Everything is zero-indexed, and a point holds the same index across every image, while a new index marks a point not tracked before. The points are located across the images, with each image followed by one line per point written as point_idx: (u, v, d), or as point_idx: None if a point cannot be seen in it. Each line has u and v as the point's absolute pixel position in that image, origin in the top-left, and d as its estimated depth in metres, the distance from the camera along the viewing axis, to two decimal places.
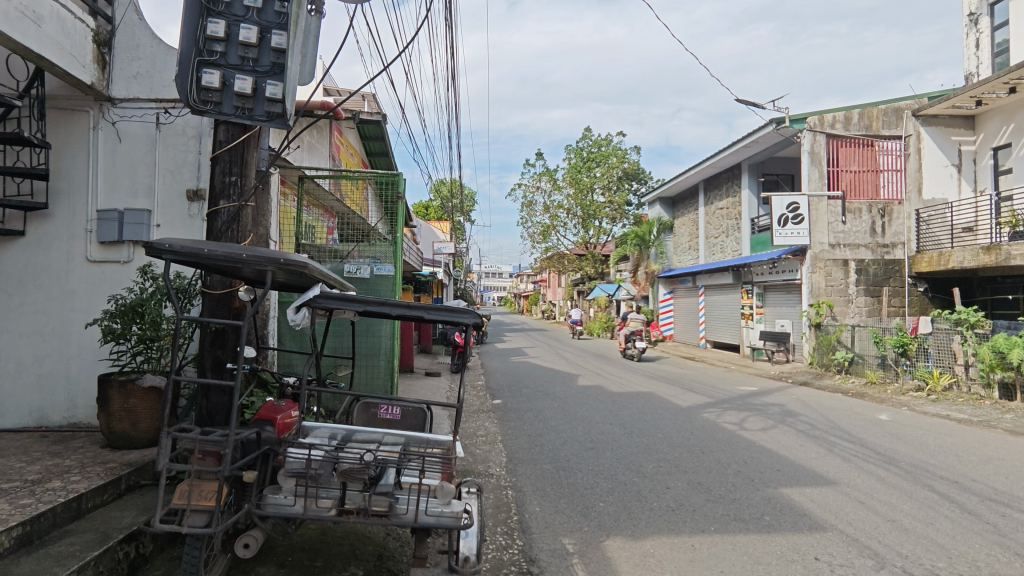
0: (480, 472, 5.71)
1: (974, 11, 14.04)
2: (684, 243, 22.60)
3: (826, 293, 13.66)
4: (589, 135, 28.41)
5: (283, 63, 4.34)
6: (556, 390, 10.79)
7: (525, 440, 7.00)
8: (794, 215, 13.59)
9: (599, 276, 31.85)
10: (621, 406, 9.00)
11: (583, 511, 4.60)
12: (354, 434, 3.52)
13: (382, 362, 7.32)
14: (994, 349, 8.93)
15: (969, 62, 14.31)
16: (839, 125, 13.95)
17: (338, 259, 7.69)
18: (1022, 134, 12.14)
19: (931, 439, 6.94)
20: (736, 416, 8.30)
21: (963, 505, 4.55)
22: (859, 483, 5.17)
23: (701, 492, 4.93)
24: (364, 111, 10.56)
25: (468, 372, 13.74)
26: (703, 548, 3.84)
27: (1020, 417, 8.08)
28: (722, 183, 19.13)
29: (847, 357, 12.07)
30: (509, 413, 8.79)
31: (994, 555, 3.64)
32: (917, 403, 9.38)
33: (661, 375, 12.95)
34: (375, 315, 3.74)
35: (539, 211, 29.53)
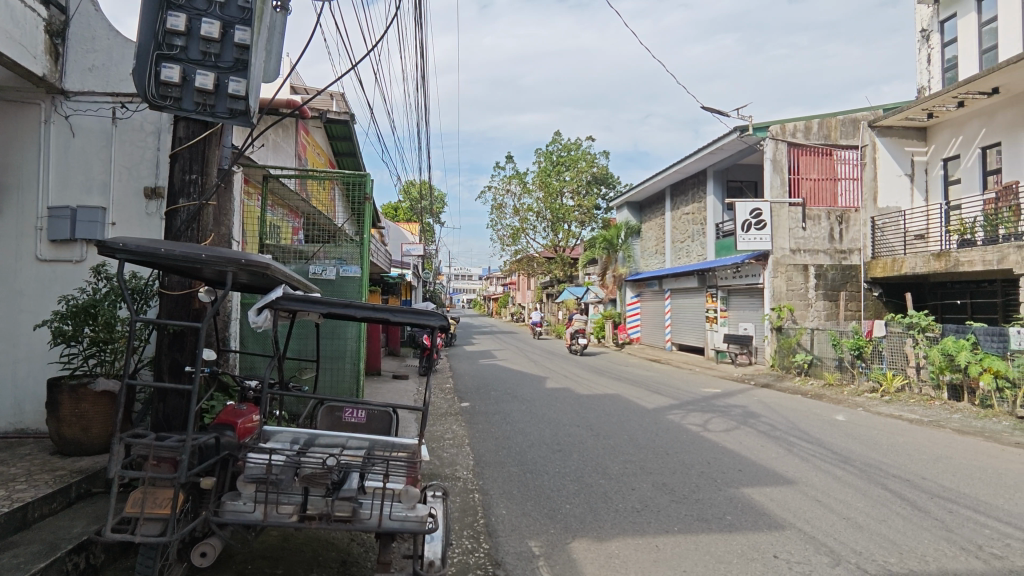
0: (447, 475, 5.69)
1: (926, 27, 14.64)
2: (651, 247, 22.93)
3: (786, 297, 14.07)
4: (559, 139, 28.59)
5: (247, 60, 4.25)
6: (524, 392, 10.81)
7: (492, 443, 7.01)
8: (757, 220, 13.98)
9: (568, 279, 32.06)
10: (588, 409, 9.07)
11: (548, 513, 4.62)
12: (317, 438, 3.47)
13: (348, 364, 7.21)
14: (944, 351, 9.29)
15: (921, 76, 14.92)
16: (800, 134, 14.36)
17: (303, 259, 7.54)
18: (970, 145, 12.73)
19: (885, 438, 7.20)
20: (700, 417, 8.46)
21: (913, 502, 4.72)
22: (817, 481, 5.33)
23: (665, 493, 5.01)
24: (332, 110, 10.41)
25: (437, 374, 13.67)
26: (667, 548, 3.90)
27: (966, 417, 8.44)
28: (688, 188, 19.50)
29: (806, 359, 12.43)
30: (477, 415, 8.77)
31: (941, 550, 3.80)
32: (872, 404, 9.72)
33: (628, 377, 13.10)
34: (340, 316, 3.68)
35: (509, 214, 29.56)
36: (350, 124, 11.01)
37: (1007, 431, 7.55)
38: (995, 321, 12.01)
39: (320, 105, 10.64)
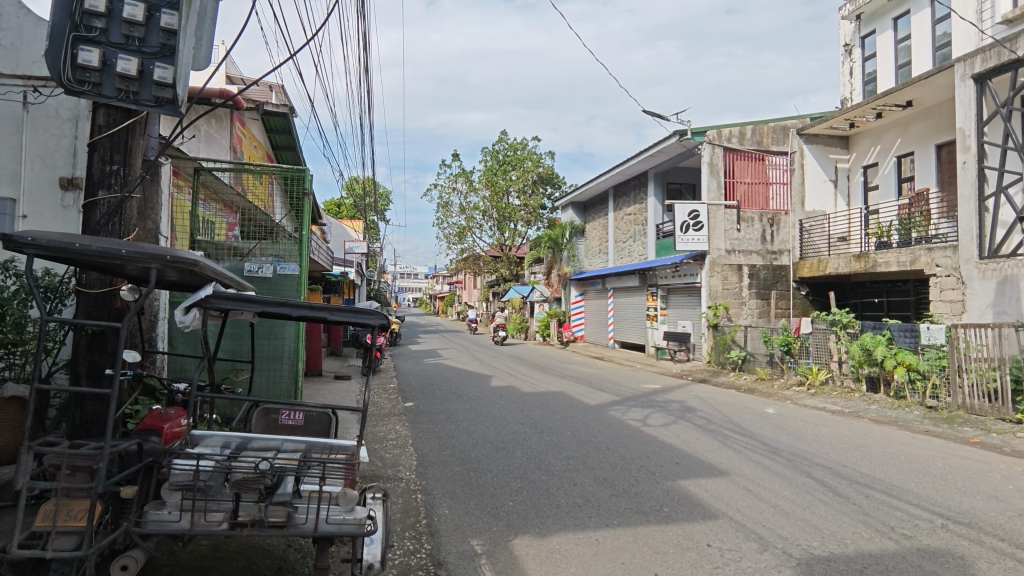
0: (388, 477, 5.59)
1: (849, 42, 15.52)
2: (595, 247, 23.35)
3: (722, 296, 14.66)
4: (505, 138, 28.70)
5: (174, 45, 4.03)
6: (469, 391, 10.80)
7: (436, 442, 6.94)
8: (695, 222, 14.51)
9: (514, 278, 32.21)
10: (532, 406, 9.15)
11: (491, 511, 4.63)
12: (250, 442, 3.35)
13: (286, 365, 6.97)
14: (863, 346, 9.92)
15: (844, 87, 15.82)
16: (735, 139, 14.96)
17: (237, 257, 7.21)
18: (887, 153, 13.61)
19: (810, 429, 7.62)
20: (640, 413, 8.70)
21: (834, 489, 5.02)
22: (748, 472, 5.58)
23: (606, 488, 5.12)
24: (269, 102, 10.05)
25: (380, 375, 13.45)
26: (607, 542, 3.98)
27: (883, 408, 9.04)
28: (630, 189, 20.00)
29: (740, 355, 13.00)
30: (421, 415, 8.69)
31: (859, 532, 4.05)
32: (799, 397, 10.26)
33: (572, 375, 13.28)
34: (274, 316, 3.58)
35: (454, 212, 29.39)
36: (289, 117, 10.65)
37: (917, 420, 8.14)
38: (908, 318, 12.91)
39: (257, 96, 10.24)
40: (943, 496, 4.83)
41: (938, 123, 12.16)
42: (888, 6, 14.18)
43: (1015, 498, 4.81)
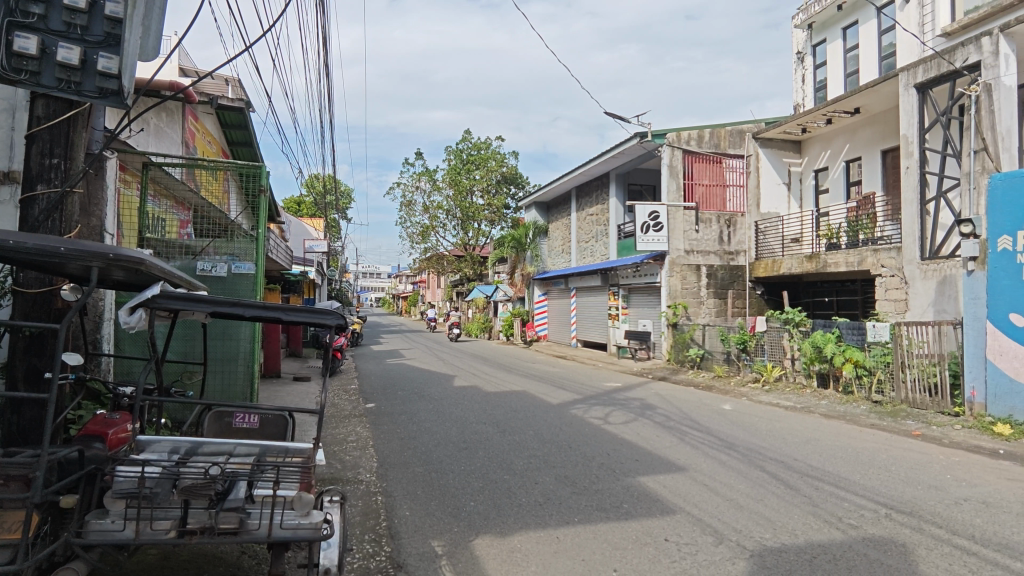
0: (348, 479, 5.50)
1: (802, 49, 16.04)
2: (558, 247, 23.52)
3: (681, 296, 14.97)
4: (468, 138, 28.62)
5: (120, 35, 3.85)
6: (432, 391, 10.72)
7: (397, 443, 6.87)
8: (655, 223, 14.77)
9: (477, 278, 32.14)
10: (495, 406, 9.14)
11: (452, 512, 4.61)
12: (200, 447, 3.25)
13: (240, 366, 6.78)
14: (814, 344, 10.29)
15: (797, 94, 16.34)
16: (693, 142, 15.28)
17: (189, 255, 6.99)
18: (837, 158, 14.13)
19: (764, 424, 7.85)
20: (601, 411, 8.81)
21: (786, 482, 5.19)
22: (704, 467, 5.71)
23: (567, 486, 5.15)
24: (224, 96, 9.75)
25: (341, 376, 13.22)
26: (567, 539, 4.01)
27: (832, 402, 9.39)
28: (592, 190, 20.22)
29: (698, 353, 13.31)
30: (382, 416, 8.58)
31: (809, 523, 4.20)
32: (754, 393, 10.58)
33: (535, 374, 13.34)
34: (227, 316, 3.47)
35: (418, 211, 29.13)
36: (245, 112, 10.34)
37: (864, 414, 8.48)
38: (856, 316, 13.45)
39: (210, 89, 9.91)
40: (887, 487, 5.05)
41: (883, 129, 12.73)
42: (837, 16, 14.72)
43: (952, 487, 5.07)
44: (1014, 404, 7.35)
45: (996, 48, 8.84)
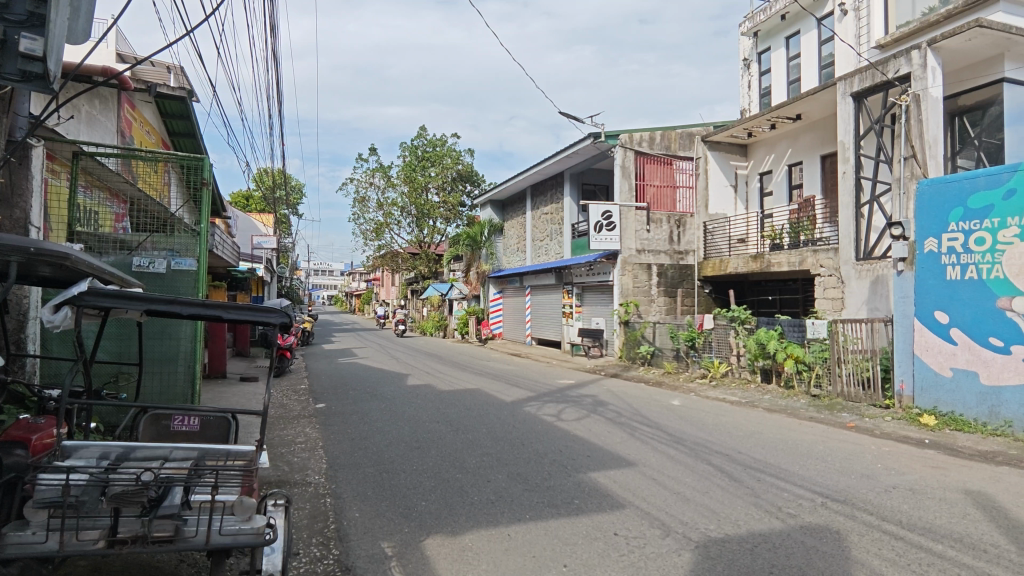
0: (295, 482, 5.35)
1: (747, 56, 16.56)
2: (513, 246, 23.59)
3: (633, 294, 15.26)
4: (424, 134, 28.33)
5: (44, 15, 3.59)
6: (384, 390, 10.56)
7: (347, 444, 6.72)
8: (608, 222, 15.01)
9: (432, 275, 31.83)
10: (448, 404, 9.09)
11: (403, 512, 4.55)
12: (133, 452, 3.10)
13: (181, 366, 6.50)
14: (758, 341, 10.68)
15: (743, 99, 16.83)
16: (645, 144, 15.57)
17: (125, 250, 6.63)
18: (781, 162, 14.69)
19: (711, 419, 8.09)
20: (554, 408, 8.88)
21: (730, 474, 5.37)
22: (653, 462, 5.84)
23: (519, 483, 5.17)
24: (164, 84, 9.31)
25: (290, 376, 12.85)
26: (518, 536, 4.03)
27: (774, 397, 9.78)
28: (547, 189, 20.34)
29: (649, 350, 13.62)
30: (333, 416, 8.39)
31: (750, 514, 4.35)
32: (702, 389, 10.90)
33: (489, 372, 13.34)
34: (162, 315, 3.31)
35: (372, 207, 28.62)
36: (187, 101, 9.90)
37: (803, 408, 8.86)
38: (797, 314, 14.04)
39: (149, 76, 9.44)
40: (823, 476, 5.29)
41: (823, 135, 13.34)
42: (781, 25, 15.31)
43: (882, 475, 5.36)
44: (938, 396, 7.82)
45: (924, 61, 9.40)
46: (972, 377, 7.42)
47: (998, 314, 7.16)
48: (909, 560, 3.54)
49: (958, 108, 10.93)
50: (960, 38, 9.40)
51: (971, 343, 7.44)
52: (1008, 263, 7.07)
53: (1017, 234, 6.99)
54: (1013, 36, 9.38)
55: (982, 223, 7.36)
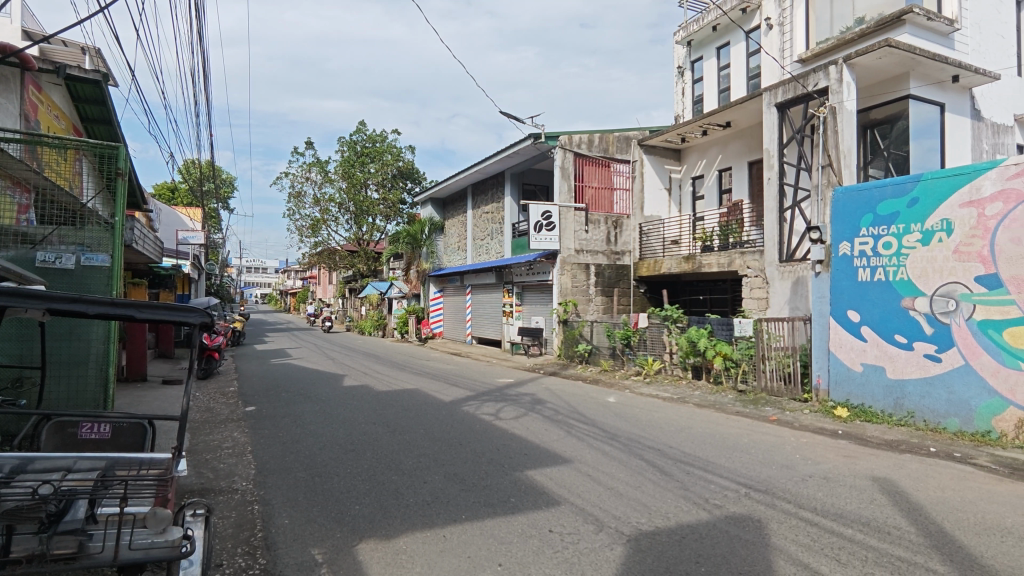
0: (220, 490, 5.09)
1: (681, 64, 17.13)
2: (454, 244, 23.44)
3: (571, 293, 15.50)
4: (363, 129, 27.78)
5: None
6: (318, 391, 10.23)
7: (278, 448, 6.47)
8: (547, 222, 15.16)
9: (371, 274, 31.22)
10: (385, 405, 8.93)
11: (335, 517, 4.42)
12: (30, 463, 2.84)
13: (91, 369, 6.05)
14: (689, 339, 11.10)
15: (677, 105, 17.40)
16: (584, 146, 15.85)
17: (26, 244, 6.12)
18: (712, 167, 15.28)
19: (644, 415, 8.33)
20: (493, 407, 8.89)
21: (661, 468, 5.53)
22: (588, 458, 5.95)
23: (456, 483, 5.14)
24: (75, 66, 8.65)
25: (217, 379, 12.24)
26: (453, 537, 3.99)
27: (704, 392, 10.21)
28: (488, 188, 20.35)
29: (586, 349, 13.89)
30: (263, 419, 8.05)
31: (680, 506, 4.50)
32: (637, 386, 11.21)
33: (428, 372, 13.22)
34: (67, 314, 3.06)
35: (308, 203, 27.74)
36: (102, 85, 9.23)
37: (731, 403, 9.26)
38: (726, 313, 14.68)
39: (59, 56, 8.74)
40: (747, 468, 5.55)
41: (750, 143, 14.04)
42: (712, 36, 15.94)
43: (800, 465, 5.69)
44: (850, 390, 8.37)
45: (840, 76, 10.07)
46: (880, 372, 7.98)
47: (903, 313, 7.72)
48: (823, 545, 3.76)
49: (870, 121, 11.68)
50: (872, 56, 10.09)
51: (879, 340, 8.00)
52: (911, 266, 7.64)
53: (920, 239, 7.57)
54: (917, 56, 10.16)
55: (889, 229, 7.93)
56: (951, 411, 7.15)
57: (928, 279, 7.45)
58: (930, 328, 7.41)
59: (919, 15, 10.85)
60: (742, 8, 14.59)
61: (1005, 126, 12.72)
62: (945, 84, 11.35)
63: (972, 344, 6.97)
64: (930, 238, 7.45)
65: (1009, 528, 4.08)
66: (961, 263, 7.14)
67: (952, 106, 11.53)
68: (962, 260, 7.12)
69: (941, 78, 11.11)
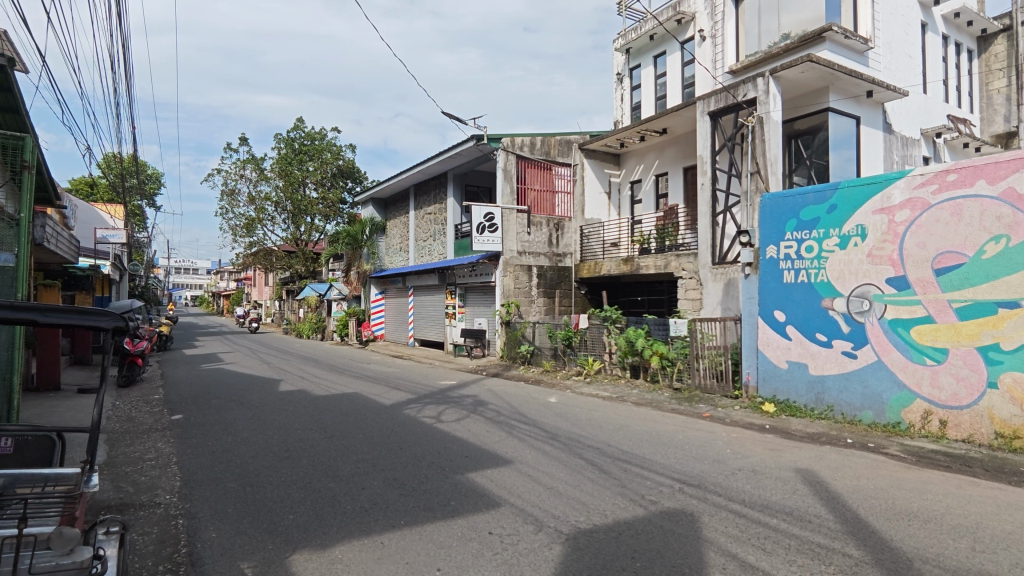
0: (140, 505, 4.78)
1: (620, 71, 17.52)
2: (396, 245, 23.06)
3: (514, 294, 15.58)
4: (301, 126, 26.98)
5: None
6: (251, 397, 9.81)
7: (206, 458, 6.15)
8: (489, 224, 15.17)
9: (310, 274, 30.30)
10: (323, 410, 8.66)
11: (267, 528, 4.25)
12: None
13: None
14: (628, 339, 11.39)
15: (616, 111, 17.80)
16: (526, 149, 15.98)
17: None
18: (650, 171, 15.72)
19: (585, 414, 8.46)
20: (435, 410, 8.78)
21: (600, 466, 5.63)
22: (529, 459, 5.98)
23: (395, 488, 5.05)
24: None
25: (141, 386, 11.53)
26: (391, 543, 3.92)
27: (641, 391, 10.48)
28: (431, 188, 20.16)
29: (529, 350, 13.99)
30: (191, 428, 7.64)
31: (617, 503, 4.59)
32: (578, 385, 11.40)
33: (368, 375, 12.92)
34: None
35: (242, 202, 26.62)
36: (8, 70, 8.51)
37: (667, 401, 9.56)
38: (663, 313, 15.13)
39: None
40: (681, 463, 5.74)
41: (685, 150, 14.58)
42: (650, 44, 16.42)
43: (730, 459, 5.94)
44: (776, 386, 8.81)
45: (767, 88, 10.60)
46: (803, 368, 8.44)
47: (823, 313, 8.19)
48: (750, 535, 3.93)
49: (794, 131, 12.34)
50: (796, 70, 10.66)
51: (802, 339, 8.45)
52: (831, 268, 8.13)
53: (838, 243, 8.07)
54: (836, 72, 10.82)
55: (811, 233, 8.41)
56: (865, 404, 7.64)
57: (845, 281, 7.95)
58: (847, 327, 7.89)
59: (838, 33, 11.55)
60: (677, 19, 15.02)
61: (913, 139, 13.75)
62: (860, 98, 12.15)
63: (884, 342, 7.47)
64: (847, 242, 7.95)
65: (915, 512, 4.40)
66: (874, 265, 7.64)
67: (866, 119, 12.36)
68: (875, 262, 7.63)
69: (857, 93, 11.87)
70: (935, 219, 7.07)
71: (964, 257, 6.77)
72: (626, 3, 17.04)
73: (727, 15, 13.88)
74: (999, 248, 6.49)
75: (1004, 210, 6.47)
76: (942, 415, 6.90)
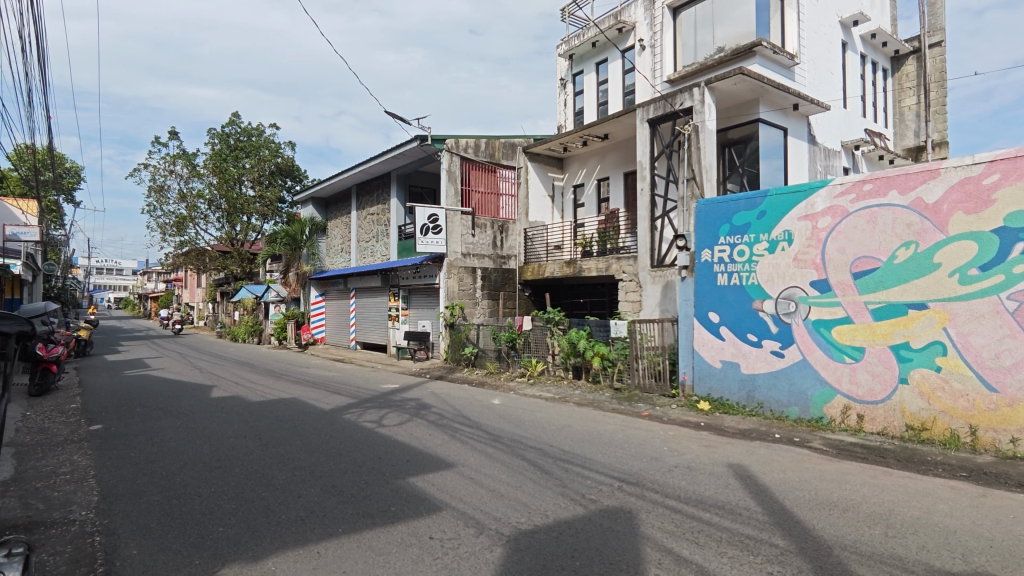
0: (52, 523, 4.44)
1: (563, 77, 17.79)
2: (337, 245, 22.48)
3: (458, 296, 15.51)
4: (237, 121, 25.96)
5: None
6: (180, 404, 9.32)
7: (128, 470, 5.79)
8: (433, 224, 15.03)
9: (245, 276, 29.10)
10: (258, 416, 8.33)
11: (195, 542, 4.04)
12: None
13: None
14: (570, 340, 11.56)
15: (559, 115, 18.04)
16: (471, 150, 15.91)
17: None
18: (592, 175, 16.00)
19: (528, 415, 8.51)
20: (376, 414, 8.60)
21: (541, 467, 5.68)
22: (471, 461, 5.96)
23: (332, 496, 4.91)
24: None
25: (55, 394, 10.73)
26: (328, 552, 3.81)
27: (583, 391, 10.67)
28: (373, 189, 19.79)
29: (473, 352, 13.94)
30: (112, 438, 7.18)
31: (558, 503, 4.64)
32: (521, 387, 11.48)
33: (307, 379, 12.53)
34: None
35: (172, 199, 25.31)
36: None
37: (607, 400, 9.76)
38: (604, 314, 15.43)
39: None
40: (620, 462, 5.86)
41: (626, 155, 14.95)
42: (592, 51, 16.75)
43: (667, 456, 6.12)
44: (711, 384, 9.14)
45: (703, 98, 11.03)
46: (735, 367, 8.80)
47: (754, 314, 8.57)
48: (684, 529, 4.05)
49: (728, 140, 12.88)
50: (728, 81, 11.14)
51: (735, 339, 8.82)
52: (761, 271, 8.52)
53: (767, 248, 8.47)
54: (765, 85, 11.38)
55: (743, 238, 8.79)
56: (792, 400, 8.05)
57: (774, 283, 8.35)
58: (775, 327, 8.28)
59: (767, 48, 12.15)
60: (618, 28, 15.41)
61: (835, 150, 14.63)
62: (787, 110, 12.81)
63: (808, 341, 7.89)
64: (775, 247, 8.35)
65: (835, 502, 4.67)
66: (799, 269, 8.07)
67: (793, 131, 13.05)
68: (800, 266, 8.06)
69: (784, 105, 12.53)
70: (853, 226, 7.54)
71: (879, 261, 7.26)
72: (569, 10, 17.32)
73: (665, 26, 14.35)
74: (909, 253, 6.99)
75: (914, 218, 6.98)
76: (860, 410, 7.37)
